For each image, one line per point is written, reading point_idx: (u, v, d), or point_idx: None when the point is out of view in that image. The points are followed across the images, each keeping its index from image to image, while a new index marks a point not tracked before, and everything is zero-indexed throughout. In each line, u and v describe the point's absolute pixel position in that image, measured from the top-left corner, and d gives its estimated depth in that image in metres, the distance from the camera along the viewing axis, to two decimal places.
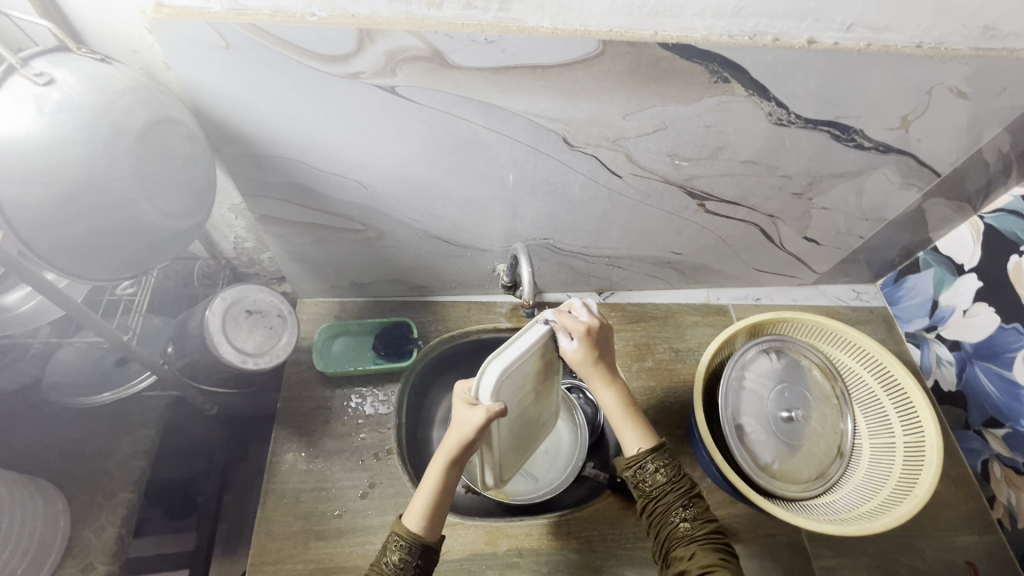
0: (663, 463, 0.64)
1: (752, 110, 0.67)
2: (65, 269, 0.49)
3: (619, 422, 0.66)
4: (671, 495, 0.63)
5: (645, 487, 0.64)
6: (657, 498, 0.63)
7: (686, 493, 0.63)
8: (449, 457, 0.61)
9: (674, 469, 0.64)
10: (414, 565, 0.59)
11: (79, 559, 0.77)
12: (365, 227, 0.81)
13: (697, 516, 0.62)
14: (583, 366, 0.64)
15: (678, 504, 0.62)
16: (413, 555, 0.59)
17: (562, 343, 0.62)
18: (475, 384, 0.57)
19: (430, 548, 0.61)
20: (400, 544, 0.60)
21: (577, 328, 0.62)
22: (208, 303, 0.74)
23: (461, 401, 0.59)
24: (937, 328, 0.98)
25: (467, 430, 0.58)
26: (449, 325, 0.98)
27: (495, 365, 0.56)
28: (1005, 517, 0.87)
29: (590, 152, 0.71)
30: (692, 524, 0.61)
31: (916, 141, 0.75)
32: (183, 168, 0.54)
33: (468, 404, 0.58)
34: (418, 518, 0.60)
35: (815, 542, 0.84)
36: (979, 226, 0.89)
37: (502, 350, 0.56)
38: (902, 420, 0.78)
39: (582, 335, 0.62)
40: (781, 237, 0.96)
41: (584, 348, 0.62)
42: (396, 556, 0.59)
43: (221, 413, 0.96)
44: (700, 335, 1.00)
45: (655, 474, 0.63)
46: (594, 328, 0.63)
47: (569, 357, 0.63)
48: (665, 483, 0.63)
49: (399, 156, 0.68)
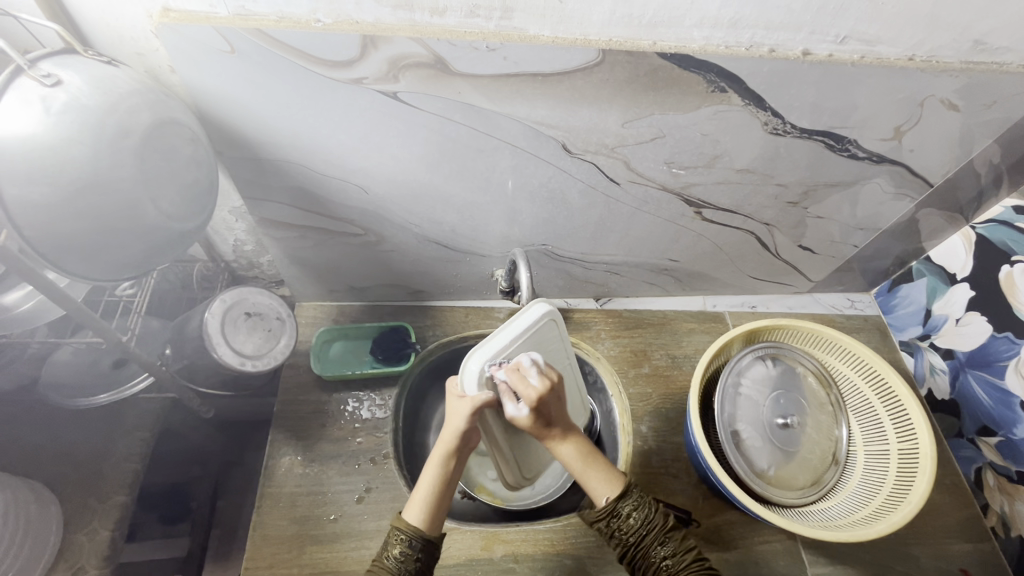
0: (633, 506, 0.63)
1: (748, 120, 0.68)
2: (66, 267, 0.49)
3: (581, 475, 0.65)
4: (647, 535, 0.62)
5: (621, 535, 0.63)
6: (635, 543, 0.62)
7: (662, 529, 0.62)
8: (446, 450, 0.62)
9: (645, 508, 0.63)
10: (416, 559, 0.59)
11: (72, 562, 0.76)
12: (365, 231, 0.82)
13: (676, 551, 0.61)
14: (535, 427, 0.63)
15: (655, 542, 0.62)
16: (415, 547, 0.59)
17: (509, 410, 0.62)
18: (460, 379, 0.65)
19: (433, 542, 0.60)
20: (401, 537, 0.59)
21: (525, 394, 0.60)
22: (207, 305, 0.74)
23: (452, 395, 0.65)
24: (930, 337, 0.99)
25: (459, 420, 0.62)
26: (447, 330, 0.98)
27: (476, 359, 0.64)
28: (999, 526, 0.87)
29: (589, 159, 0.72)
30: (674, 560, 0.60)
31: (909, 151, 0.76)
32: (186, 170, 0.55)
33: (458, 397, 0.64)
34: (419, 511, 0.61)
35: (811, 549, 0.84)
36: (971, 236, 0.91)
37: (483, 345, 0.65)
38: (896, 427, 0.78)
39: (528, 401, 0.60)
40: (776, 246, 0.97)
41: (531, 415, 0.61)
42: (398, 549, 0.59)
43: (217, 416, 0.96)
44: (696, 342, 1.01)
45: (628, 519, 0.63)
46: (538, 395, 0.59)
47: (518, 421, 0.62)
48: (639, 525, 0.62)
49: (399, 160, 0.69)
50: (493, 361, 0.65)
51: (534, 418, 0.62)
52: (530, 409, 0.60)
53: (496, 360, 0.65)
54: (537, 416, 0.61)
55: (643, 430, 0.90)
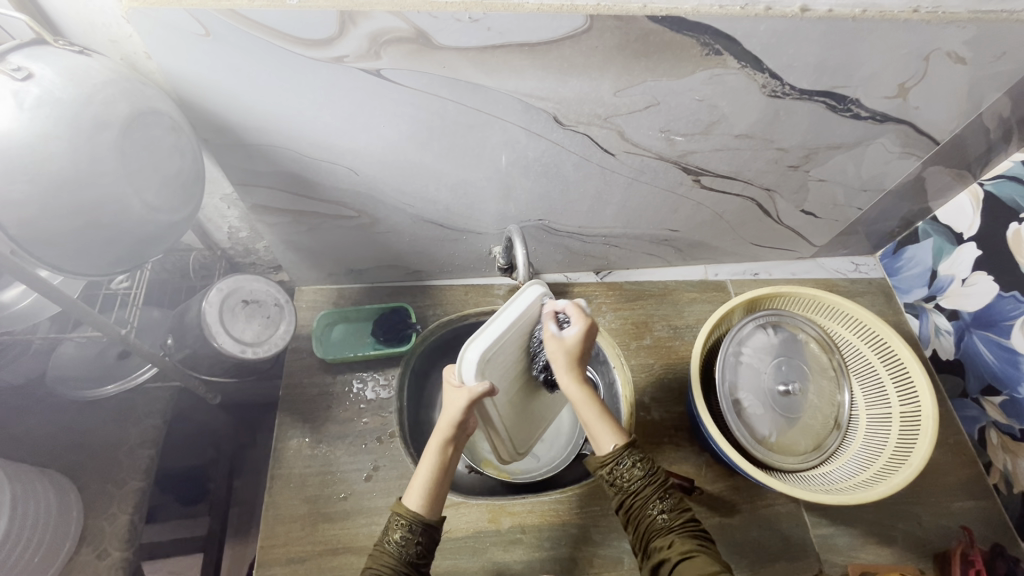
0: (638, 458, 0.64)
1: (745, 82, 0.66)
2: (56, 264, 0.50)
3: (591, 421, 0.65)
4: (647, 488, 0.63)
5: (622, 484, 0.63)
6: (635, 492, 0.63)
7: (662, 485, 0.64)
8: (442, 441, 0.63)
9: (649, 463, 0.64)
10: (416, 543, 0.60)
11: (94, 547, 0.78)
12: (359, 214, 0.81)
13: (674, 507, 0.62)
14: (568, 353, 0.63)
15: (654, 496, 0.63)
16: (414, 533, 0.60)
17: (553, 329, 0.63)
18: (456, 370, 0.61)
19: (432, 526, 0.62)
20: (401, 523, 0.61)
21: (579, 318, 0.63)
22: (205, 294, 0.74)
23: (447, 384, 0.62)
24: (936, 298, 0.98)
25: (454, 411, 0.61)
26: (448, 309, 0.98)
27: (474, 350, 0.60)
28: (1001, 483, 0.88)
29: (582, 131, 0.70)
30: (670, 515, 0.62)
31: (915, 109, 0.74)
32: (168, 159, 0.54)
33: (454, 386, 0.62)
34: (418, 498, 0.62)
35: (814, 511, 0.85)
36: (978, 194, 0.88)
37: (482, 333, 0.61)
38: (899, 390, 0.78)
39: (580, 322, 0.63)
40: (777, 211, 0.95)
41: (579, 335, 0.63)
42: (398, 534, 0.61)
43: (226, 401, 0.97)
44: (698, 311, 1.01)
45: (632, 469, 0.63)
46: (592, 319, 0.63)
47: (560, 340, 0.63)
48: (642, 476, 0.63)
49: (388, 139, 0.68)
50: (490, 351, 0.61)
51: (572, 343, 0.63)
52: (581, 327, 0.62)
53: (494, 349, 0.62)
54: (583, 338, 0.63)
55: (645, 401, 0.92)
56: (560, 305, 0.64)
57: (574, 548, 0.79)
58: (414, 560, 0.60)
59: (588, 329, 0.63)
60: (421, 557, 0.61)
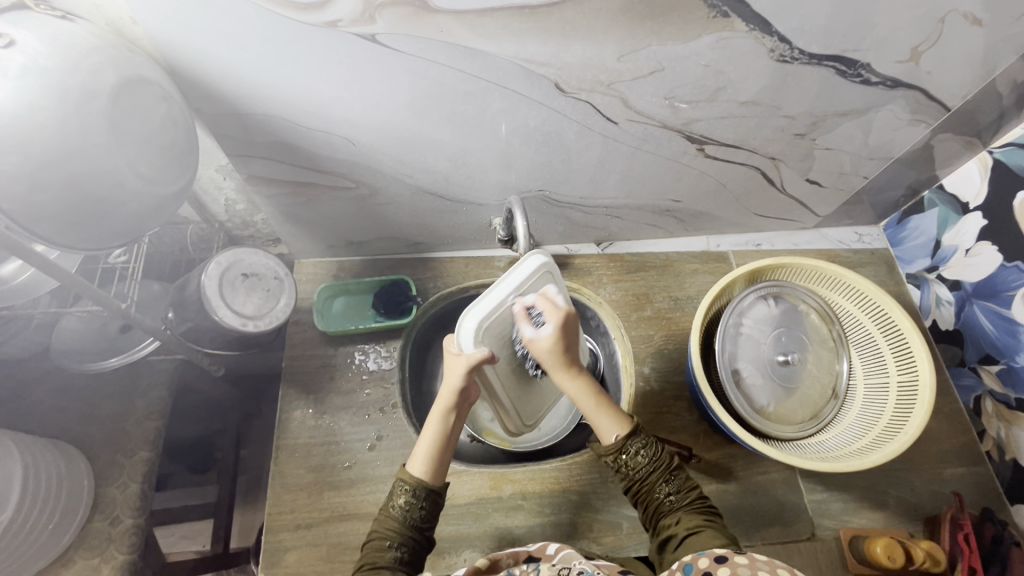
0: (642, 444, 0.66)
1: (753, 46, 0.63)
2: (53, 239, 0.49)
3: (591, 412, 0.66)
4: (653, 473, 0.65)
5: (629, 472, 0.65)
6: (641, 479, 0.65)
7: (668, 468, 0.66)
8: (443, 410, 0.64)
9: (654, 448, 0.66)
10: (419, 507, 0.62)
11: (106, 514, 0.79)
12: (357, 185, 0.80)
13: (680, 488, 0.64)
14: (552, 353, 0.63)
15: (661, 480, 0.65)
16: (418, 497, 0.62)
17: (529, 332, 0.62)
18: (455, 338, 0.61)
19: (435, 492, 0.63)
20: (405, 488, 0.63)
21: (552, 313, 0.62)
22: (203, 268, 0.74)
23: (447, 353, 0.64)
24: (938, 268, 0.98)
25: (455, 379, 0.62)
26: (448, 281, 0.98)
27: (472, 319, 0.61)
28: (994, 450, 0.90)
29: (584, 98, 0.68)
30: (677, 496, 0.64)
31: (927, 74, 0.72)
32: (162, 130, 0.53)
33: (454, 355, 0.63)
34: (421, 465, 0.63)
35: (809, 477, 0.87)
36: (987, 162, 0.87)
37: (478, 302, 0.61)
38: (897, 360, 0.78)
39: (554, 319, 0.62)
40: (782, 180, 0.93)
41: (555, 333, 0.62)
42: (403, 499, 0.62)
43: (230, 372, 0.98)
44: (699, 283, 1.01)
45: (637, 456, 0.65)
46: (565, 312, 0.62)
47: (537, 343, 0.63)
48: (647, 463, 0.65)
49: (384, 108, 0.66)
50: (489, 319, 0.62)
51: (551, 342, 0.62)
52: (556, 325, 0.62)
53: (493, 318, 0.62)
54: (560, 335, 0.62)
55: (645, 371, 0.93)
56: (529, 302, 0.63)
57: (574, 513, 0.81)
58: (418, 523, 0.62)
59: (562, 323, 0.62)
60: (426, 521, 0.63)
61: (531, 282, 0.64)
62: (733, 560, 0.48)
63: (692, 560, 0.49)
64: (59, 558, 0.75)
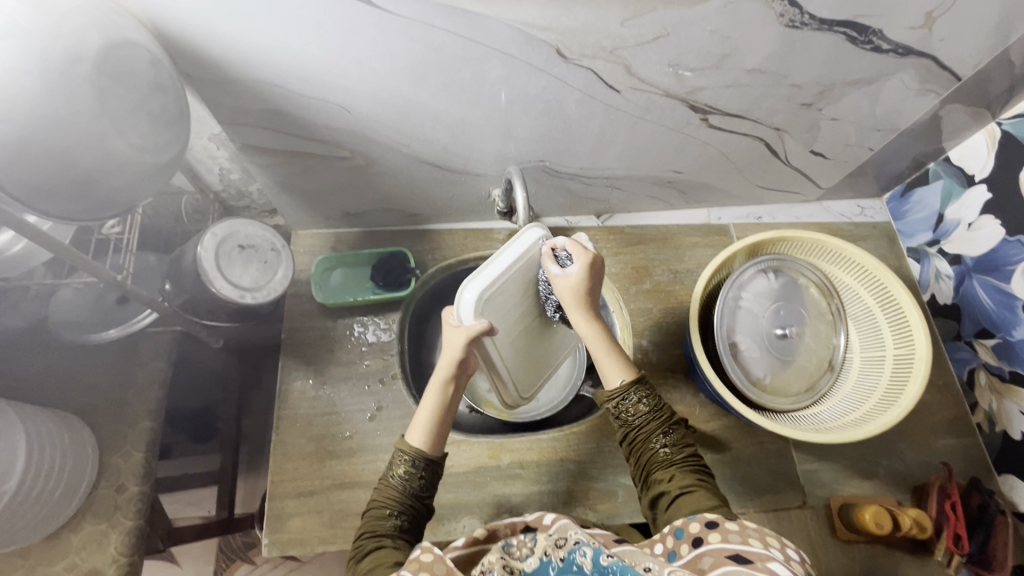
0: (644, 394, 0.66)
1: (761, 11, 0.61)
2: (44, 210, 0.48)
3: (600, 358, 0.67)
4: (652, 424, 0.66)
5: (627, 418, 0.67)
6: (639, 427, 0.66)
7: (666, 421, 0.67)
8: (442, 382, 0.65)
9: (655, 399, 0.67)
10: (419, 477, 0.63)
11: (111, 482, 0.80)
12: (353, 154, 0.78)
13: (676, 442, 0.65)
14: (577, 292, 0.64)
15: (658, 432, 0.66)
16: (417, 467, 0.63)
17: (557, 269, 0.63)
18: (455, 310, 0.61)
19: (435, 462, 0.64)
20: (404, 459, 0.63)
21: (581, 254, 0.63)
22: (199, 239, 0.73)
23: (446, 325, 0.63)
24: (939, 243, 0.98)
25: (454, 350, 0.62)
26: (447, 254, 0.97)
27: (471, 291, 0.60)
28: (985, 421, 0.91)
29: (586, 65, 0.66)
30: (671, 450, 0.65)
31: (939, 41, 0.69)
32: (150, 97, 0.51)
33: (453, 327, 0.62)
34: (421, 435, 0.64)
35: (802, 448, 0.88)
36: (995, 133, 0.85)
37: (477, 274, 0.61)
38: (895, 334, 0.78)
39: (583, 260, 0.62)
40: (786, 152, 0.92)
41: (584, 274, 0.62)
42: (402, 470, 0.63)
43: (229, 344, 0.98)
44: (698, 256, 1.00)
45: (638, 404, 0.66)
46: (594, 255, 0.63)
47: (565, 279, 0.63)
48: (647, 412, 0.66)
49: (380, 74, 0.64)
50: (488, 291, 0.62)
51: (579, 281, 0.63)
52: (585, 265, 0.62)
53: (493, 288, 0.62)
54: (588, 276, 0.63)
55: (643, 344, 0.93)
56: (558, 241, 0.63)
57: (571, 482, 0.83)
58: (417, 492, 0.63)
59: (591, 266, 0.63)
60: (425, 490, 0.64)
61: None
62: (723, 526, 0.49)
63: (684, 526, 0.51)
64: (68, 523, 0.77)
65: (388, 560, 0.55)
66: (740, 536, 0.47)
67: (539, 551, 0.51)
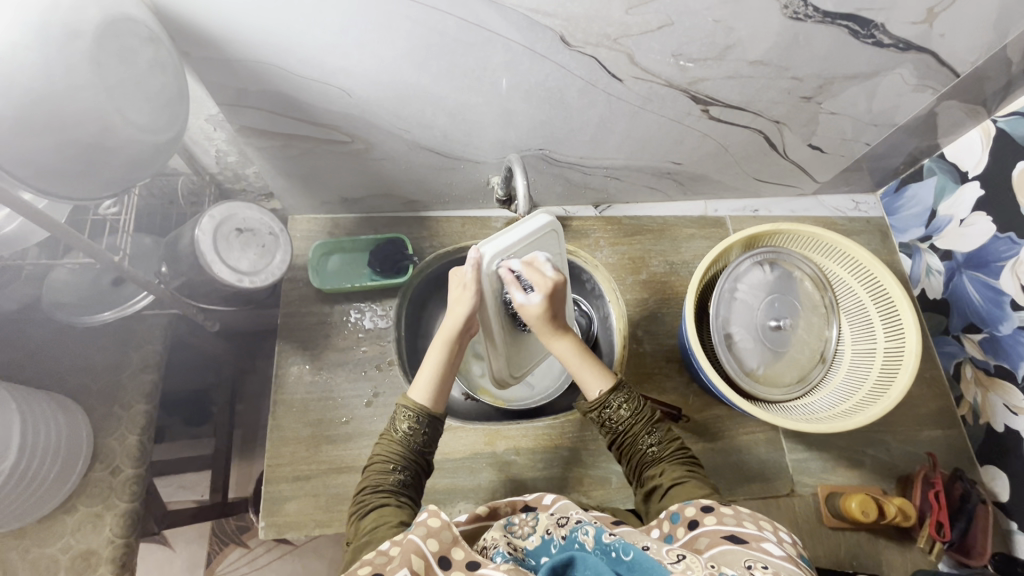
0: (625, 399, 0.68)
1: (766, 2, 0.61)
2: (41, 188, 0.48)
3: (576, 368, 0.70)
4: (636, 425, 0.68)
5: (613, 425, 0.68)
6: (625, 431, 0.68)
7: (650, 419, 0.68)
8: (445, 339, 0.68)
9: (635, 402, 0.68)
10: (422, 433, 0.66)
11: (107, 464, 0.80)
12: (352, 138, 0.78)
13: (662, 439, 0.67)
14: (541, 317, 0.68)
15: (643, 432, 0.67)
16: (421, 423, 0.66)
17: (520, 298, 0.66)
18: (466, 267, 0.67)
19: (436, 419, 0.67)
20: (408, 414, 0.66)
21: (539, 281, 0.66)
22: (196, 222, 0.73)
23: (454, 286, 0.68)
24: (931, 238, 0.99)
25: (461, 309, 0.67)
26: (443, 241, 0.97)
27: (488, 249, 0.67)
28: (969, 414, 0.93)
29: (589, 53, 0.66)
30: (659, 447, 0.67)
31: (939, 37, 0.70)
32: (149, 75, 0.51)
33: (461, 287, 0.67)
34: (424, 393, 0.67)
35: (792, 437, 0.90)
36: (990, 131, 0.86)
37: (494, 237, 0.68)
38: (886, 328, 0.79)
39: (543, 287, 0.66)
40: (784, 144, 0.92)
41: (544, 301, 0.66)
42: (406, 424, 0.66)
43: (225, 328, 0.98)
44: (695, 248, 1.01)
45: (619, 410, 0.68)
46: (553, 281, 0.66)
47: (526, 308, 0.67)
48: (629, 415, 0.68)
49: (381, 57, 0.63)
50: (501, 254, 0.68)
51: (542, 308, 0.67)
52: (545, 294, 0.66)
53: (504, 254, 0.69)
54: (548, 302, 0.67)
55: (638, 334, 0.94)
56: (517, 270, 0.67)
57: (564, 469, 0.84)
58: (420, 447, 0.66)
59: (550, 292, 0.66)
60: (427, 445, 0.67)
61: (519, 250, 0.70)
62: (718, 510, 0.50)
63: (680, 510, 0.52)
64: (62, 505, 0.76)
65: (391, 517, 0.57)
66: (735, 519, 0.48)
67: (541, 530, 0.53)
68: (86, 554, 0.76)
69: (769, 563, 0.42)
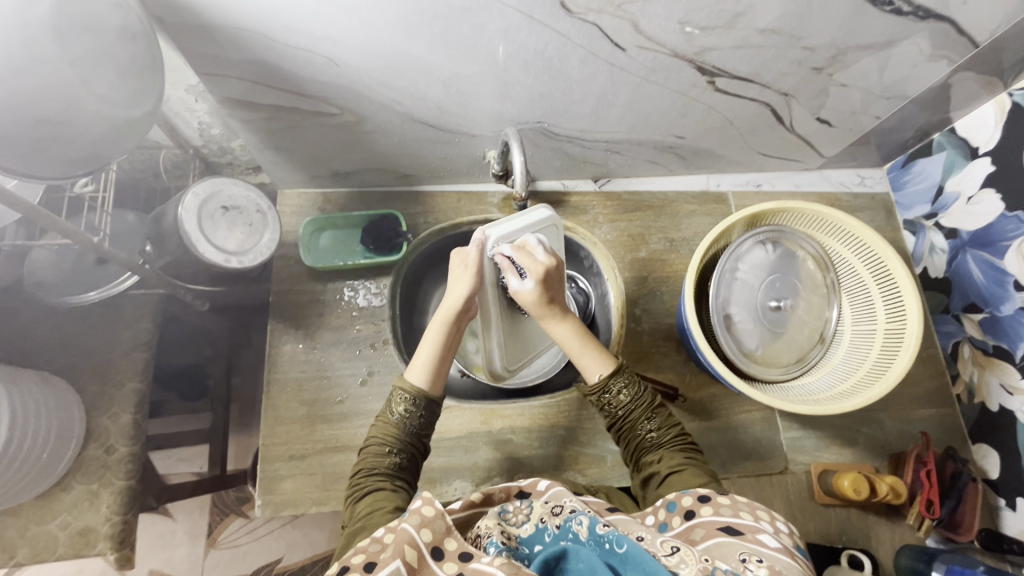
0: (625, 384, 0.68)
1: None
2: (11, 167, 0.45)
3: (576, 353, 0.69)
4: (635, 411, 0.67)
5: (611, 409, 0.68)
6: (624, 416, 0.68)
7: (649, 406, 0.68)
8: (443, 322, 0.67)
9: (635, 387, 0.68)
10: (419, 416, 0.65)
11: (101, 442, 0.79)
12: (342, 110, 0.74)
13: (661, 425, 0.67)
14: (537, 303, 0.66)
15: (643, 418, 0.67)
16: (417, 406, 0.65)
17: (514, 284, 0.64)
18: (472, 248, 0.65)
19: (434, 401, 0.66)
20: (404, 396, 0.65)
21: (532, 267, 0.63)
22: (180, 200, 0.71)
23: (455, 267, 0.67)
24: (937, 215, 0.97)
25: (461, 291, 0.65)
26: (438, 217, 0.94)
27: (493, 232, 0.65)
28: (964, 393, 0.94)
29: (591, 21, 0.62)
30: (658, 433, 0.66)
31: (961, 3, 0.66)
32: (120, 44, 0.48)
33: (462, 268, 0.66)
34: (422, 375, 0.66)
35: (787, 416, 0.90)
36: (1005, 105, 0.83)
37: (501, 222, 0.67)
38: (887, 309, 0.78)
39: (535, 273, 0.63)
40: (791, 118, 0.89)
41: (537, 287, 0.64)
42: (402, 407, 0.65)
43: (216, 305, 0.96)
44: (696, 225, 0.98)
45: (619, 395, 0.67)
46: (547, 265, 0.63)
47: (519, 293, 0.65)
48: (629, 401, 0.67)
49: (371, 25, 0.59)
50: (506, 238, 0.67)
51: (535, 293, 0.65)
52: (536, 280, 0.63)
53: (509, 238, 0.67)
54: (543, 287, 0.64)
55: (636, 313, 0.93)
56: (509, 255, 0.64)
57: (560, 448, 0.84)
58: (416, 430, 0.65)
59: (544, 276, 0.63)
60: (424, 428, 0.66)
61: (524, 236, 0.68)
62: (715, 500, 0.50)
63: (677, 498, 0.52)
64: (57, 483, 0.76)
65: (386, 502, 0.57)
66: (731, 509, 0.48)
67: (535, 518, 0.52)
68: (84, 531, 0.75)
69: (764, 556, 0.42)
